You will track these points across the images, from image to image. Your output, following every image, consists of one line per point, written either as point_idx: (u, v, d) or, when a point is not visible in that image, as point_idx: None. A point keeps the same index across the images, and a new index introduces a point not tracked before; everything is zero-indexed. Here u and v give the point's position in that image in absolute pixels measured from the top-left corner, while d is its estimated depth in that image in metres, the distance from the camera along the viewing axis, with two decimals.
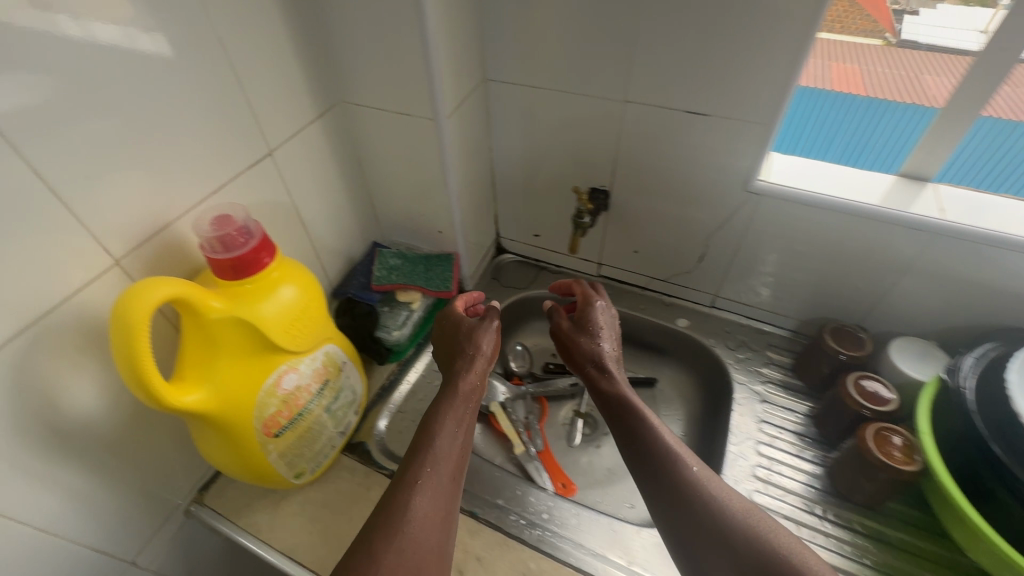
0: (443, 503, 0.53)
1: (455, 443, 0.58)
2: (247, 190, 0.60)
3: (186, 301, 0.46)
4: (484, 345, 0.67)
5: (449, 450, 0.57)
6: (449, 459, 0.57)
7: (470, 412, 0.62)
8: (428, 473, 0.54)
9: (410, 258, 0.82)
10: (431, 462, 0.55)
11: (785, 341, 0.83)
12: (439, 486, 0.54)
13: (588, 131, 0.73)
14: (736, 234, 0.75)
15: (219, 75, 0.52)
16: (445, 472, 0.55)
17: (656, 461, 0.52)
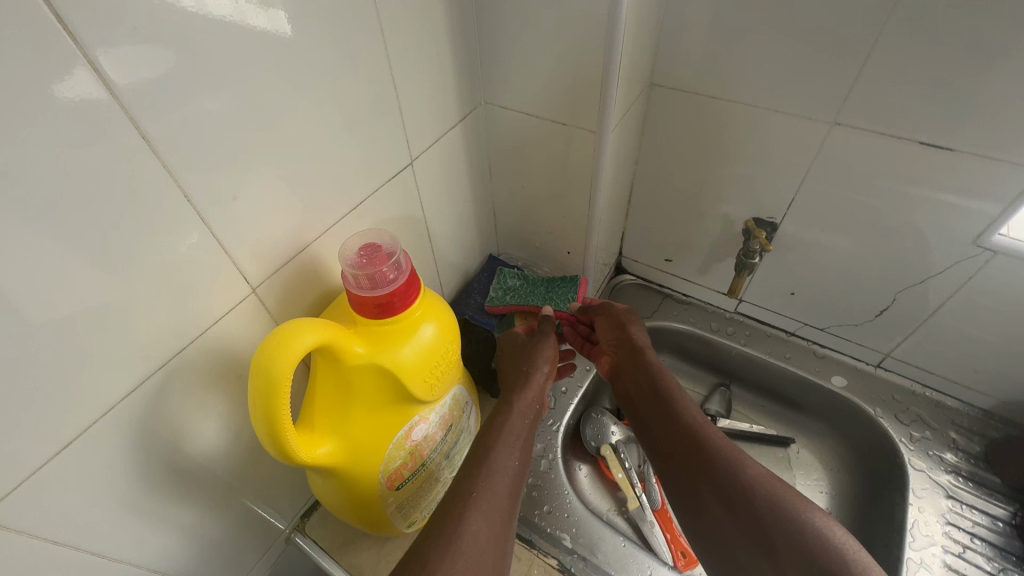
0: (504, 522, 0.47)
1: (514, 458, 0.52)
2: (385, 204, 0.53)
3: (331, 347, 0.40)
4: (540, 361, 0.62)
5: (506, 466, 0.51)
6: (506, 477, 0.50)
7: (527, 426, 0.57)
8: (484, 489, 0.48)
9: (530, 280, 0.74)
10: (487, 473, 0.49)
11: (973, 421, 0.68)
12: (496, 505, 0.48)
13: (768, 153, 0.62)
14: (940, 291, 0.61)
15: (377, 76, 0.46)
16: (505, 491, 0.49)
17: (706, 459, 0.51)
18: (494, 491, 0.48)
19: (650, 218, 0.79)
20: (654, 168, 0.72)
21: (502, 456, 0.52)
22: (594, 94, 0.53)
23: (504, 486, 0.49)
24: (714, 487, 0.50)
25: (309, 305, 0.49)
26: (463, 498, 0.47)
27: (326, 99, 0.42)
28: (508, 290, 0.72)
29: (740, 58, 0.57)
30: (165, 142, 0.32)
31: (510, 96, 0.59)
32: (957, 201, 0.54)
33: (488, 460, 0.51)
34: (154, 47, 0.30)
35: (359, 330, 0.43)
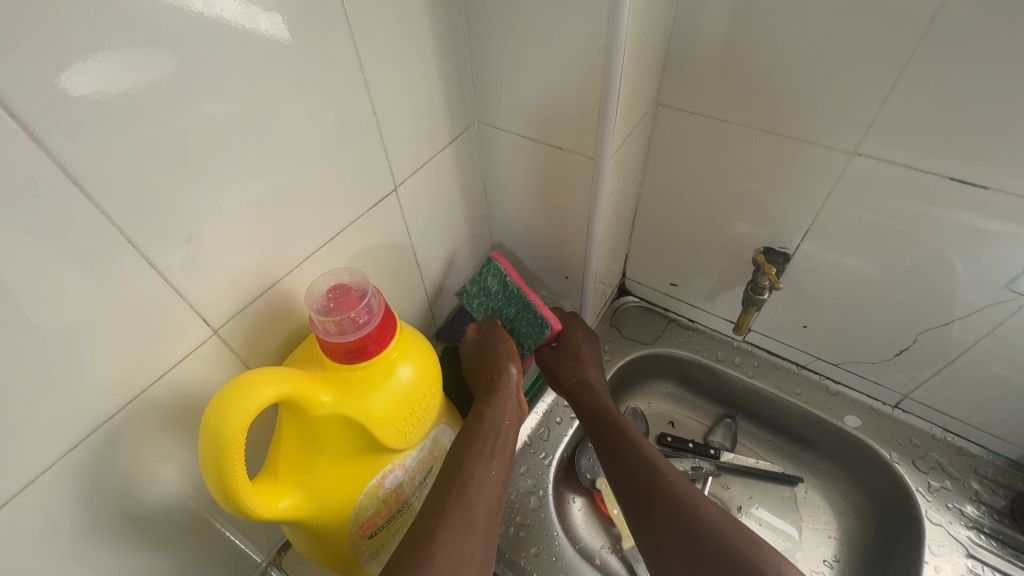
0: (482, 542, 0.44)
1: (492, 469, 0.49)
2: (367, 232, 0.50)
3: (294, 397, 0.37)
4: (512, 370, 0.57)
5: (485, 482, 0.48)
6: (485, 493, 0.47)
7: (507, 440, 0.53)
8: (456, 506, 0.45)
9: (509, 294, 0.60)
10: (458, 488, 0.46)
11: (999, 471, 0.64)
12: (472, 522, 0.45)
13: (785, 181, 0.58)
14: (964, 333, 0.57)
15: (355, 102, 0.43)
16: (483, 509, 0.46)
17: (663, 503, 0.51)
18: (471, 509, 0.45)
19: (655, 241, 0.75)
20: (659, 190, 0.68)
21: (479, 470, 0.48)
22: (593, 119, 0.49)
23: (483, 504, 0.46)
24: (671, 532, 0.49)
25: (281, 341, 0.46)
26: (436, 516, 0.44)
27: (297, 127, 0.39)
28: (483, 295, 0.62)
29: (753, 79, 0.53)
30: (103, 186, 0.30)
31: (505, 117, 0.56)
32: (989, 242, 0.50)
33: (465, 475, 0.47)
34: (87, 84, 0.27)
35: (328, 376, 0.40)
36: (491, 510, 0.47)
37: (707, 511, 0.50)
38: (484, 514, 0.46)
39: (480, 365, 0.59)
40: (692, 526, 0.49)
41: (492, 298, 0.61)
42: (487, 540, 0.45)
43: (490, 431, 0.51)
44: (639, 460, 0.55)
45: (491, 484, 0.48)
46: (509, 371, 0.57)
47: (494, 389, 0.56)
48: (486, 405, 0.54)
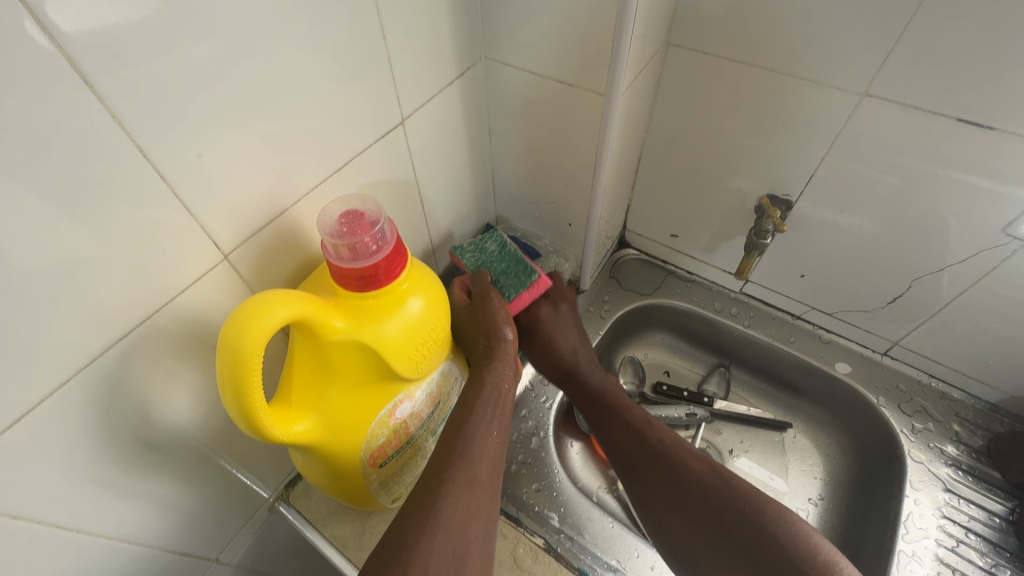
0: (486, 497, 0.47)
1: (492, 432, 0.50)
2: (372, 165, 0.49)
3: (306, 320, 0.37)
4: (507, 334, 0.55)
5: (481, 446, 0.49)
6: (484, 455, 0.48)
7: (503, 411, 0.53)
8: (461, 463, 0.47)
9: (503, 252, 0.62)
10: (462, 449, 0.48)
11: (978, 414, 0.67)
12: (475, 478, 0.47)
13: (791, 125, 0.57)
14: (958, 281, 0.58)
15: (364, 24, 0.41)
16: (485, 470, 0.48)
17: (659, 466, 0.55)
18: (473, 466, 0.47)
19: (657, 191, 0.74)
20: (665, 136, 0.67)
21: (480, 429, 0.50)
22: (605, 53, 0.48)
23: (485, 465, 0.48)
24: (668, 491, 0.54)
25: (290, 272, 0.46)
26: (438, 475, 0.46)
27: (303, 46, 0.38)
28: (476, 253, 0.63)
29: (770, 18, 0.51)
30: (115, 90, 0.29)
31: (514, 52, 0.54)
32: (991, 185, 0.50)
33: (464, 437, 0.49)
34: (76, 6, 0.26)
35: (341, 304, 0.40)
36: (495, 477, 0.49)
37: (697, 468, 0.54)
38: (488, 473, 0.48)
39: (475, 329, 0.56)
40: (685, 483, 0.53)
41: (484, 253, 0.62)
42: (491, 499, 0.47)
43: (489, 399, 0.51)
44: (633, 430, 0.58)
45: (489, 447, 0.49)
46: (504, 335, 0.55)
47: (490, 351, 0.55)
48: (482, 370, 0.54)
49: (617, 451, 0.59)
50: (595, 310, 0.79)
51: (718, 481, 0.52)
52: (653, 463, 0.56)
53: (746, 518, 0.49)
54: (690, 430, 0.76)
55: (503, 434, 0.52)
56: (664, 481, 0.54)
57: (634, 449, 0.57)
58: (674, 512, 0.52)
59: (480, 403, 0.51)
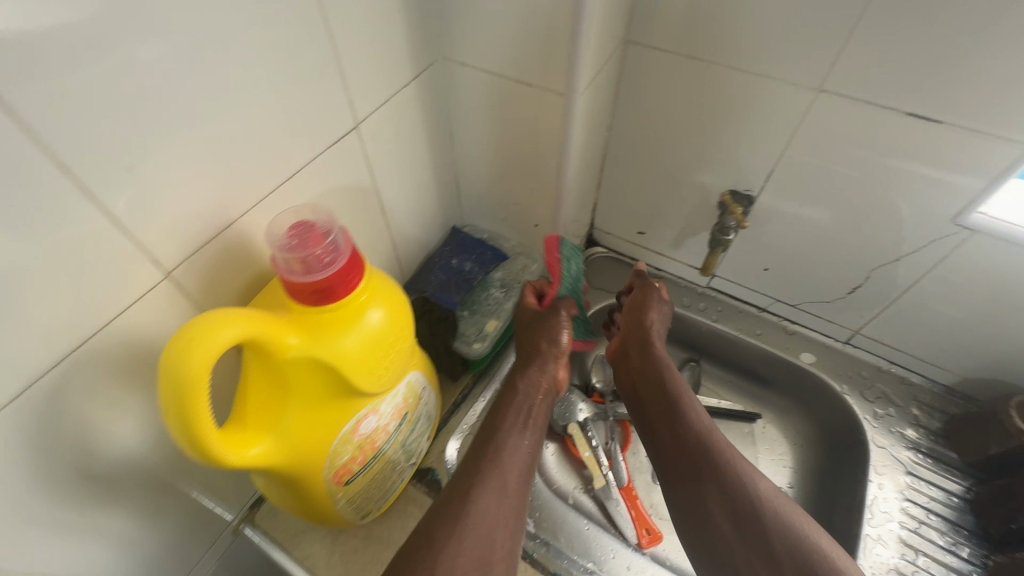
0: (515, 507, 0.48)
1: (525, 439, 0.54)
2: (327, 172, 0.47)
3: (257, 337, 0.35)
4: (558, 342, 0.60)
5: (515, 452, 0.52)
6: (514, 460, 0.52)
7: (541, 413, 0.57)
8: (492, 471, 0.50)
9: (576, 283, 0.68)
10: (494, 456, 0.51)
11: (935, 398, 0.69)
12: (506, 484, 0.49)
13: (751, 121, 0.58)
14: (913, 270, 0.60)
15: (310, 25, 0.39)
16: (513, 476, 0.50)
17: (706, 461, 0.53)
18: (503, 472, 0.50)
19: (623, 189, 0.74)
20: (629, 134, 0.67)
21: (512, 437, 0.53)
22: (563, 51, 0.47)
23: (516, 468, 0.51)
24: (712, 489, 0.52)
25: (243, 287, 0.43)
26: (471, 479, 0.49)
27: (244, 49, 0.35)
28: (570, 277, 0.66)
29: (726, 15, 0.52)
30: (29, 100, 0.26)
31: (472, 51, 0.53)
32: (941, 176, 0.52)
33: (499, 442, 0.52)
34: None
35: (297, 318, 0.38)
36: (523, 482, 0.51)
37: (750, 477, 0.52)
38: (516, 479, 0.50)
39: (524, 338, 0.63)
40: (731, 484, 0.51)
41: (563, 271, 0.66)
42: (522, 503, 0.49)
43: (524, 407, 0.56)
44: (688, 424, 0.56)
45: (522, 452, 0.53)
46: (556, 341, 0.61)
47: (535, 357, 0.61)
48: (519, 377, 0.60)
49: (666, 441, 0.57)
50: None
51: (765, 496, 0.50)
52: (702, 458, 0.53)
53: (781, 529, 0.48)
54: None
55: (537, 438, 0.55)
56: (709, 478, 0.52)
57: (687, 441, 0.55)
58: (710, 504, 0.51)
59: (513, 411, 0.56)
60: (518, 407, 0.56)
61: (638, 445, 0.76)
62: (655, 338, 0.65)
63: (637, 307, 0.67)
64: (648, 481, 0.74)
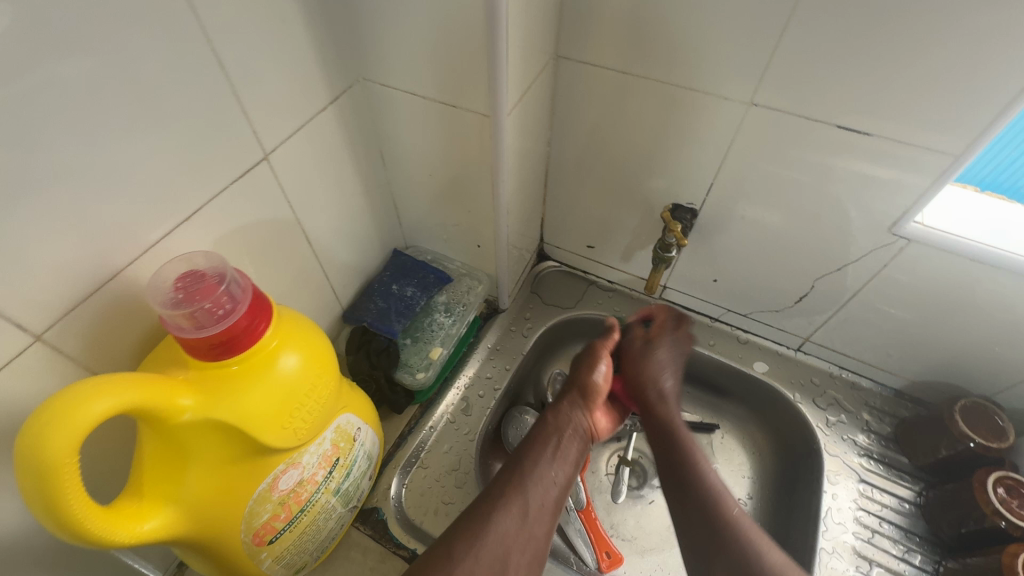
0: (537, 534, 0.47)
1: (558, 472, 0.51)
2: (234, 208, 0.44)
3: (145, 403, 0.32)
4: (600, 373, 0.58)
5: (543, 480, 0.50)
6: (540, 489, 0.49)
7: (577, 445, 0.54)
8: (513, 495, 0.48)
9: None
10: (519, 484, 0.49)
11: (885, 401, 0.69)
12: (527, 511, 0.47)
13: (686, 135, 0.57)
14: (855, 278, 0.60)
15: (197, 56, 0.36)
16: (536, 502, 0.48)
17: (716, 538, 0.46)
18: (526, 495, 0.48)
19: (569, 203, 0.73)
20: (569, 149, 0.66)
21: (541, 466, 0.51)
22: (483, 72, 0.45)
23: (541, 497, 0.49)
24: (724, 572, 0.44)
25: (140, 339, 0.40)
26: (492, 505, 0.47)
27: (116, 85, 0.32)
28: None
29: (652, 30, 0.50)
30: None
31: (393, 73, 0.50)
32: (871, 188, 0.52)
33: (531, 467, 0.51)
34: None
35: (195, 377, 0.35)
36: (547, 511, 0.49)
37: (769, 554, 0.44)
38: (538, 507, 0.48)
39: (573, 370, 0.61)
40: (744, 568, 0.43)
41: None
42: (543, 534, 0.47)
43: (553, 436, 0.53)
44: (697, 491, 0.50)
45: (550, 482, 0.50)
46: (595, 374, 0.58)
47: (576, 387, 0.58)
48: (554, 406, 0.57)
49: (680, 518, 0.50)
50: (517, 330, 0.75)
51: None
52: (714, 535, 0.46)
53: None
54: (622, 441, 0.77)
55: (566, 470, 0.52)
56: (721, 560, 0.45)
57: (697, 518, 0.48)
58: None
59: (543, 442, 0.53)
60: (547, 436, 0.54)
61: (596, 464, 0.75)
62: (662, 401, 0.58)
63: (631, 372, 0.60)
64: (609, 501, 0.72)
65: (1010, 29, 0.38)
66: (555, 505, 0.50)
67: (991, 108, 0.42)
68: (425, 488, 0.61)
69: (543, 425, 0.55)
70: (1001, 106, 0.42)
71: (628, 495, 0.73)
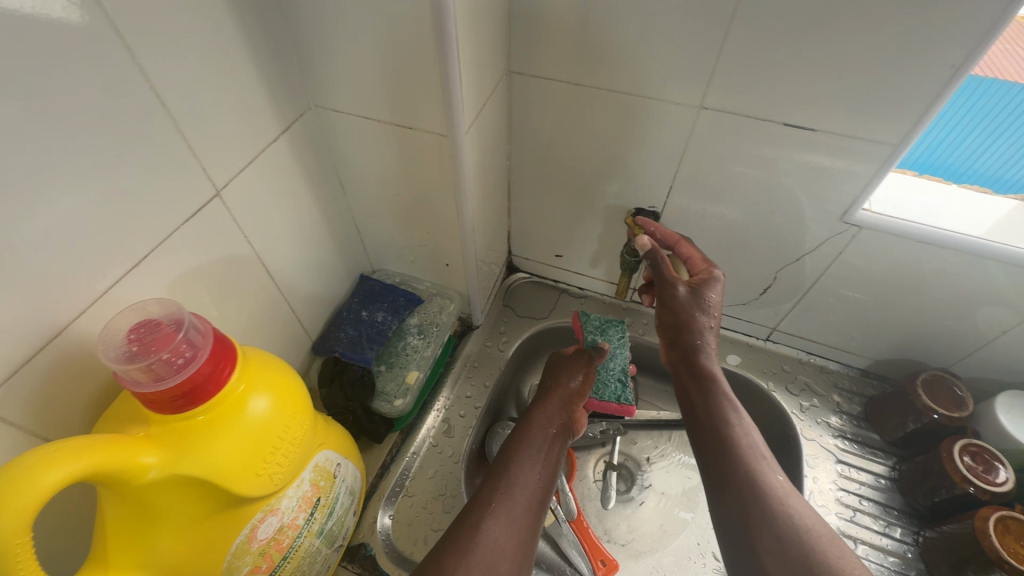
0: (524, 535, 0.46)
1: (536, 476, 0.52)
2: (187, 248, 0.42)
3: (104, 466, 0.30)
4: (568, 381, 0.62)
5: (526, 483, 0.50)
6: (525, 492, 0.50)
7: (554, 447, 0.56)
8: (500, 504, 0.48)
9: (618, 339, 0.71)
10: (504, 488, 0.49)
11: (853, 382, 0.72)
12: (513, 518, 0.47)
13: (641, 140, 0.58)
14: (814, 267, 0.62)
15: (136, 95, 0.35)
16: (524, 505, 0.48)
17: (751, 496, 0.44)
18: (508, 499, 0.48)
19: (534, 215, 0.73)
20: (530, 162, 0.66)
21: (523, 467, 0.52)
22: (436, 94, 0.45)
23: (524, 501, 0.49)
24: (761, 525, 0.43)
25: (94, 393, 0.37)
26: (479, 509, 0.47)
27: (48, 132, 0.31)
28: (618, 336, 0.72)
29: (600, 42, 0.52)
30: None
31: (345, 98, 0.49)
32: (821, 179, 0.54)
33: (512, 473, 0.51)
34: None
35: (157, 433, 0.33)
36: (532, 513, 0.49)
37: (797, 510, 0.43)
38: (523, 509, 0.48)
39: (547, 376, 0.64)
40: (777, 526, 0.42)
41: (609, 337, 0.71)
42: (528, 535, 0.47)
43: (534, 436, 0.55)
44: (737, 454, 0.46)
45: (531, 488, 0.50)
46: (569, 384, 0.62)
47: (550, 390, 0.62)
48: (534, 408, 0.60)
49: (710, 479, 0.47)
50: (493, 345, 0.74)
51: (826, 537, 0.41)
52: (743, 487, 0.45)
53: None
54: (608, 445, 0.76)
55: (547, 477, 0.53)
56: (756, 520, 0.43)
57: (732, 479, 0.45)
58: (764, 541, 0.42)
59: (525, 443, 0.55)
60: (530, 438, 0.55)
61: (583, 471, 0.75)
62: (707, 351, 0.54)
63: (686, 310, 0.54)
64: (600, 508, 0.72)
65: (931, 25, 0.41)
66: (539, 508, 0.50)
67: (921, 98, 0.45)
68: (413, 516, 0.59)
69: (527, 427, 0.56)
70: (931, 96, 0.45)
71: (617, 501, 0.73)
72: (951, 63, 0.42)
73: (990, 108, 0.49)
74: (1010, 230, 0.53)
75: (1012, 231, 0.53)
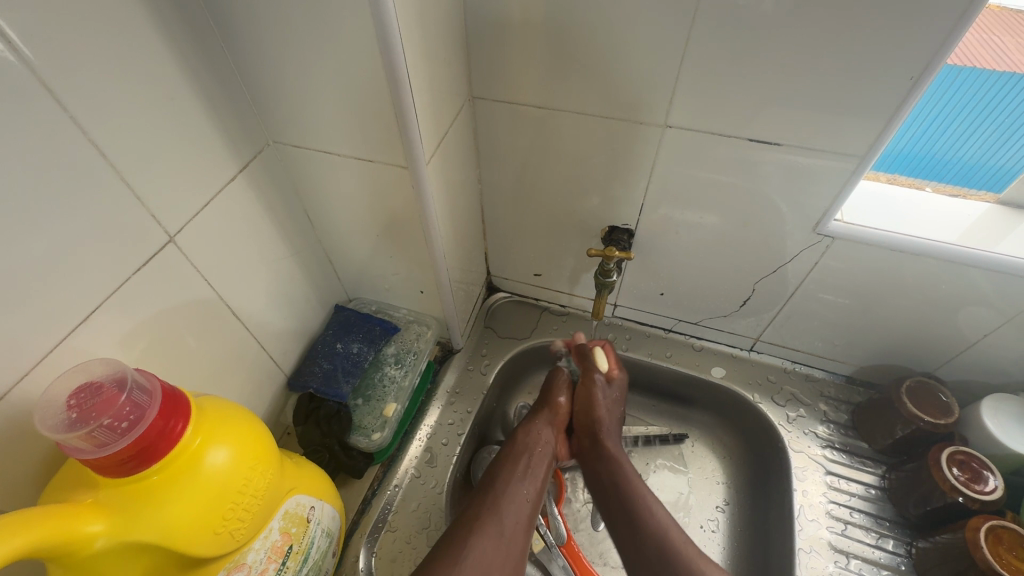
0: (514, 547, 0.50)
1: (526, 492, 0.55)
2: (142, 298, 0.41)
3: (45, 539, 0.29)
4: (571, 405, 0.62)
5: (516, 501, 0.53)
6: (513, 510, 0.52)
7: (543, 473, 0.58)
8: (488, 516, 0.51)
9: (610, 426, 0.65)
10: (498, 505, 0.52)
11: (838, 389, 0.71)
12: (502, 532, 0.50)
13: (607, 159, 0.58)
14: (792, 277, 0.62)
15: (76, 149, 0.34)
16: (512, 520, 0.51)
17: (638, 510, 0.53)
18: (501, 518, 0.51)
19: (509, 235, 0.72)
20: (500, 184, 0.66)
21: (511, 489, 0.54)
22: (392, 127, 0.44)
23: (513, 519, 0.52)
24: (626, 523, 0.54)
25: (44, 453, 0.36)
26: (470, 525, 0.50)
27: None
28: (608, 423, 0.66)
29: (560, 65, 0.51)
30: None
31: (303, 134, 0.49)
32: (790, 192, 0.53)
33: (500, 493, 0.53)
34: None
35: (106, 498, 0.32)
36: (521, 527, 0.52)
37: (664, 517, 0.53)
38: (512, 528, 0.51)
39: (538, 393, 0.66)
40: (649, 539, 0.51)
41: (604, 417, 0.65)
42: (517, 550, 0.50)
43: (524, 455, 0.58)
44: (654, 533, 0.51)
45: (520, 504, 0.53)
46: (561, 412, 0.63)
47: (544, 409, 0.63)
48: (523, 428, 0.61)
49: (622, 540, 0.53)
50: (475, 369, 0.73)
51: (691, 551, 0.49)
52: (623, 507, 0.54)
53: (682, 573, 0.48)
54: None
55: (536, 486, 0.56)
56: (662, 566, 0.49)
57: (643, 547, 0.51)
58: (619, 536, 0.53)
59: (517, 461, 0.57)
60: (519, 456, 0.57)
61: (573, 493, 0.73)
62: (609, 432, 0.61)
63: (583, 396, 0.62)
64: (591, 530, 0.71)
65: (885, 36, 0.41)
66: (527, 524, 0.53)
67: (883, 107, 0.45)
68: (396, 552, 0.58)
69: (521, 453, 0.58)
70: (893, 106, 0.44)
71: None
72: (910, 73, 0.42)
73: (972, 97, 0.48)
74: (982, 235, 0.53)
75: (983, 236, 0.53)
